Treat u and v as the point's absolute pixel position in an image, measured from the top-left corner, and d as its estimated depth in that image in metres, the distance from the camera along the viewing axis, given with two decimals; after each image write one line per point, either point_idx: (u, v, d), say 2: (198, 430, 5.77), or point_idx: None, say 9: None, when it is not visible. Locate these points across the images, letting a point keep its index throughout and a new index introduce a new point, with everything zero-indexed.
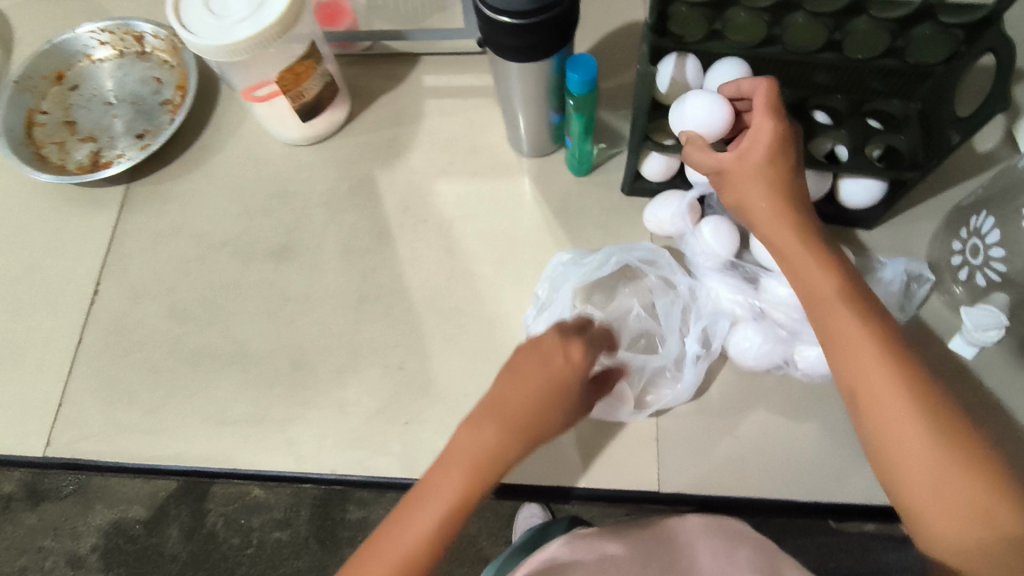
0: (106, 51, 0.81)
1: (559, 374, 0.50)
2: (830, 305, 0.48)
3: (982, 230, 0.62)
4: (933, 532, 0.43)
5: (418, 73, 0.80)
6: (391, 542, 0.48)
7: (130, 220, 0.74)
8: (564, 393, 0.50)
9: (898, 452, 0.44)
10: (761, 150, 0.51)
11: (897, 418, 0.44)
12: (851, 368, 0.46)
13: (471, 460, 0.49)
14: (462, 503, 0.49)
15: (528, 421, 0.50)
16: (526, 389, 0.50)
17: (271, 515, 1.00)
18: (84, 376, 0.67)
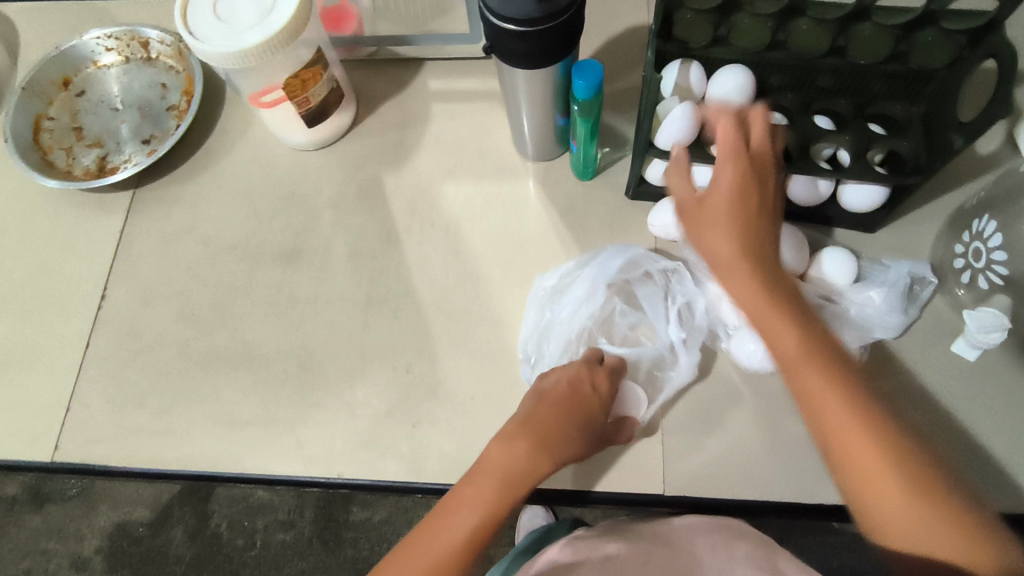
0: (112, 57, 0.81)
1: (587, 399, 0.56)
2: (792, 344, 0.46)
3: (984, 234, 0.63)
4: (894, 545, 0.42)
5: (423, 77, 0.80)
6: (418, 556, 0.45)
7: (137, 225, 0.75)
8: (591, 416, 0.55)
9: (875, 495, 0.42)
10: (724, 193, 0.51)
11: (867, 460, 0.42)
12: (816, 410, 0.44)
13: (506, 477, 0.49)
14: (495, 515, 0.48)
15: (562, 442, 0.52)
16: (558, 414, 0.54)
17: (276, 516, 1.00)
18: (93, 380, 0.68)
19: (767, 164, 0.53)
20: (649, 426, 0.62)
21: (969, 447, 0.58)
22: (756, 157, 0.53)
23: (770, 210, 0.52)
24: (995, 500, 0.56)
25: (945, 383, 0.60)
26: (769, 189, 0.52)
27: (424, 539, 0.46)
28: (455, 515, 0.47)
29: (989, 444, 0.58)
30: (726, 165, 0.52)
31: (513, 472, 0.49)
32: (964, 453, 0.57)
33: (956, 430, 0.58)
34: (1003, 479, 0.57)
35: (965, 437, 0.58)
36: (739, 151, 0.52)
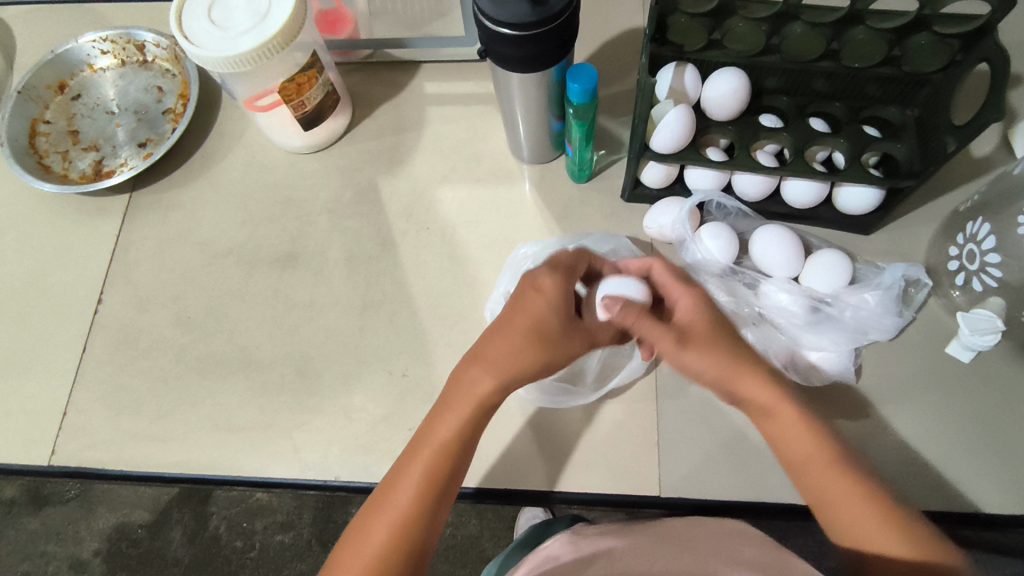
0: (107, 60, 0.81)
1: (536, 312, 0.51)
2: (795, 439, 0.48)
3: (978, 236, 0.62)
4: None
5: (420, 81, 0.80)
6: (364, 540, 0.46)
7: (134, 229, 0.75)
8: (547, 329, 0.51)
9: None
10: (700, 312, 0.52)
11: (878, 537, 0.45)
12: (825, 492, 0.47)
13: (456, 418, 0.49)
14: (449, 462, 0.49)
15: (514, 361, 0.50)
16: (502, 335, 0.51)
17: (274, 518, 1.00)
18: (90, 385, 0.68)
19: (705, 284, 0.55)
20: (645, 429, 0.62)
21: (963, 449, 0.58)
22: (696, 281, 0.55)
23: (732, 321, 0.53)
24: (989, 501, 0.56)
25: (939, 386, 0.60)
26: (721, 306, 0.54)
27: (388, 494, 0.48)
28: (414, 468, 0.48)
29: (983, 446, 0.58)
30: (682, 291, 0.53)
31: (464, 407, 0.50)
32: (958, 455, 0.58)
33: (949, 431, 0.58)
34: (998, 480, 0.57)
35: (960, 439, 0.58)
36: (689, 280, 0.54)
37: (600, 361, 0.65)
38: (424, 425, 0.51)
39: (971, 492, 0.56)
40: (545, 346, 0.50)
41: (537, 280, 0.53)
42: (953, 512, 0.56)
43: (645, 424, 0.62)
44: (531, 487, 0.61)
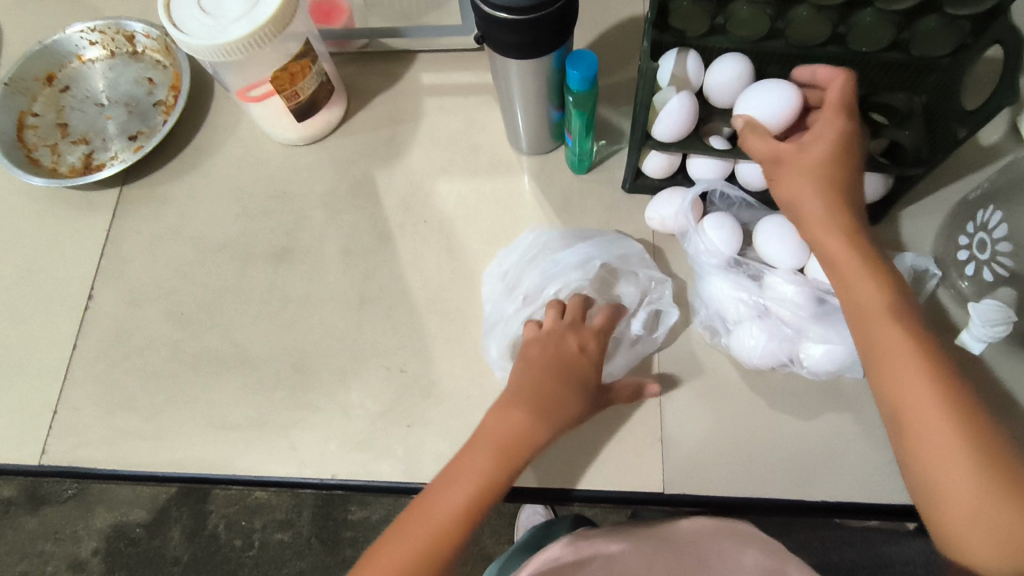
0: (96, 52, 0.80)
1: (575, 360, 0.57)
2: (884, 336, 0.47)
3: (988, 225, 0.60)
4: (944, 488, 0.43)
5: (416, 71, 0.79)
6: (411, 520, 0.50)
7: (125, 223, 0.73)
8: (582, 380, 0.57)
9: (943, 480, 0.44)
10: (823, 146, 0.52)
11: (943, 441, 0.44)
12: (895, 387, 0.46)
13: (496, 437, 0.53)
14: (488, 482, 0.51)
15: (551, 402, 0.55)
16: (543, 374, 0.56)
17: (274, 516, 0.99)
18: (82, 382, 0.67)
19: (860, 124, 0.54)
20: (648, 424, 0.61)
21: None
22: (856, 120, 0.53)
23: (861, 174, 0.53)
24: None
25: None
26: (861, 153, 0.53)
27: (430, 498, 0.51)
28: (462, 477, 0.52)
29: None
30: (834, 116, 0.53)
31: (506, 434, 0.53)
32: None
33: None
34: None
35: None
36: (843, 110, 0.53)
37: None
38: (463, 450, 0.54)
39: None
40: (580, 397, 0.56)
41: (579, 330, 0.59)
42: None
43: (648, 419, 0.61)
44: (532, 484, 0.59)
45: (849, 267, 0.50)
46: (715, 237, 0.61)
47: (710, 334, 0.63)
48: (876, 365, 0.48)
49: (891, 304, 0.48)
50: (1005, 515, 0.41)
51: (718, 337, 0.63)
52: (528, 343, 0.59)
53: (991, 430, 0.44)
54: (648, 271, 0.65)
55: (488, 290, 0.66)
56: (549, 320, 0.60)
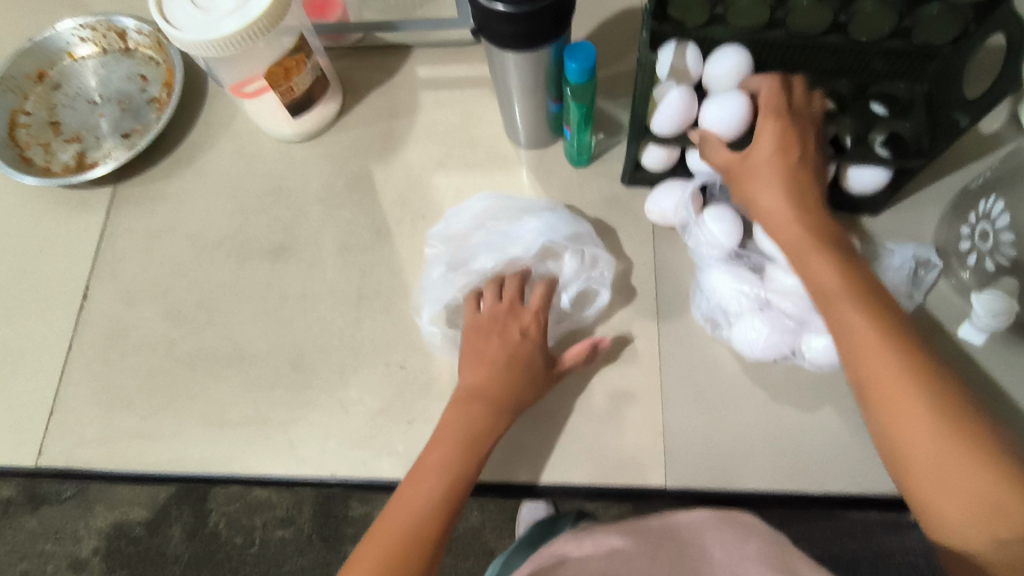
0: (88, 48, 0.79)
1: (516, 346, 0.59)
2: (843, 315, 0.48)
3: (991, 215, 0.61)
4: (916, 463, 0.44)
5: (412, 64, 0.78)
6: (389, 523, 0.51)
7: (120, 222, 0.73)
8: (523, 365, 0.58)
9: (908, 451, 0.44)
10: (765, 147, 0.54)
11: (904, 410, 0.44)
12: (857, 362, 0.47)
13: (456, 432, 0.55)
14: (457, 476, 0.53)
15: (502, 396, 0.57)
16: (496, 367, 0.58)
17: (274, 513, 0.99)
18: (78, 383, 0.66)
19: (804, 120, 0.55)
20: (649, 419, 0.60)
21: None
22: (798, 119, 0.55)
23: (812, 170, 0.55)
24: None
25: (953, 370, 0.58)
26: (808, 146, 0.55)
27: (403, 498, 0.52)
28: (433, 473, 0.53)
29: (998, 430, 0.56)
30: (770, 120, 0.54)
31: (468, 427, 0.55)
32: None
33: None
34: None
35: None
36: (783, 112, 0.55)
37: None
38: (430, 446, 0.56)
39: None
40: (524, 380, 0.58)
41: (517, 314, 0.61)
42: None
43: (650, 413, 0.61)
44: (534, 480, 0.59)
45: (803, 251, 0.52)
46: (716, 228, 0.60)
47: (711, 327, 0.63)
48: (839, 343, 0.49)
49: (844, 282, 0.49)
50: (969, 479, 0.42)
51: (718, 330, 0.63)
52: (469, 335, 0.61)
53: (953, 398, 0.44)
54: (595, 249, 0.64)
55: (431, 252, 0.67)
56: (487, 302, 0.61)
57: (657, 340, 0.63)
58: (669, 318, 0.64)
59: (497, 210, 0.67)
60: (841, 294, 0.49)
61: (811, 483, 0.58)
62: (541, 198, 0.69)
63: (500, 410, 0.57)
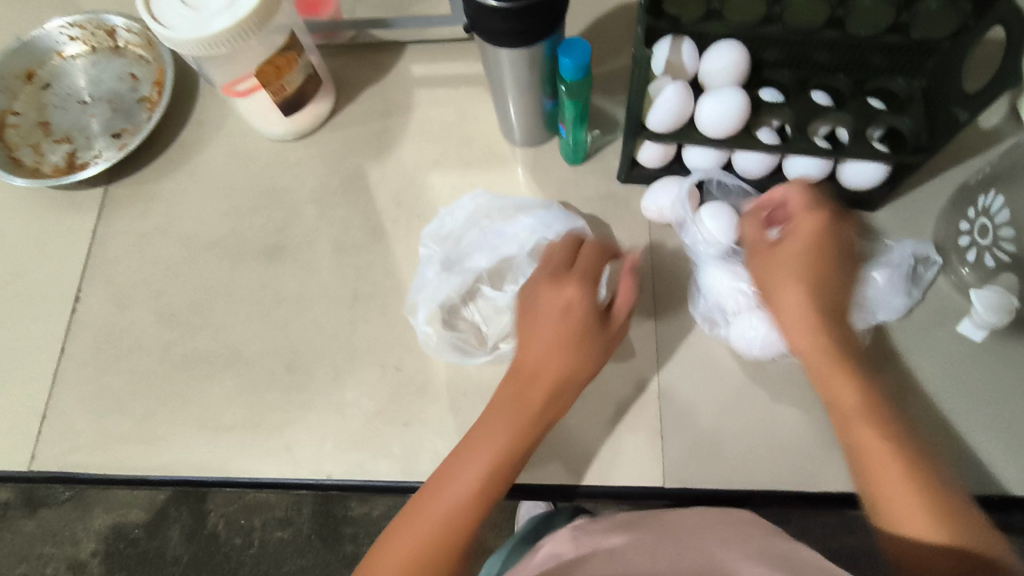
0: (78, 47, 0.78)
1: (565, 321, 0.52)
2: (841, 391, 0.49)
3: (991, 210, 0.60)
4: (878, 496, 0.45)
5: (406, 62, 0.77)
6: (421, 518, 0.48)
7: (111, 223, 0.72)
8: (576, 341, 0.52)
9: (898, 524, 0.44)
10: (798, 241, 0.52)
11: (894, 486, 0.45)
12: (855, 439, 0.47)
13: (498, 423, 0.51)
14: (499, 465, 0.50)
15: (554, 378, 0.52)
16: (545, 338, 0.52)
17: (273, 514, 0.98)
18: (71, 386, 0.65)
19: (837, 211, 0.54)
20: (647, 419, 0.60)
21: (976, 433, 0.56)
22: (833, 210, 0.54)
23: (847, 260, 0.52)
24: (1005, 484, 0.55)
25: (953, 368, 0.58)
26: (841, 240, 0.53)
27: (429, 497, 0.49)
28: (473, 463, 0.50)
29: (998, 427, 0.56)
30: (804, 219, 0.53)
31: (511, 420, 0.51)
32: (971, 439, 0.56)
33: (961, 414, 0.57)
34: (1012, 462, 0.55)
35: (973, 419, 0.56)
36: (815, 204, 0.53)
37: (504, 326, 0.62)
38: (467, 441, 0.52)
39: (986, 476, 0.55)
40: (575, 357, 0.52)
41: (563, 283, 0.54)
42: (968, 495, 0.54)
43: (648, 413, 0.60)
44: (532, 482, 0.59)
45: (785, 285, 0.52)
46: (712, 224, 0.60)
47: (709, 325, 0.62)
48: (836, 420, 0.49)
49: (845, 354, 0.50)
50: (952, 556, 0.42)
51: (716, 328, 0.62)
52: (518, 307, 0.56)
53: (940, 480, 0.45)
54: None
55: (425, 251, 0.66)
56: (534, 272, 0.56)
57: (655, 339, 0.63)
58: (666, 316, 0.64)
59: (493, 209, 0.67)
60: (821, 334, 0.50)
61: (811, 483, 0.57)
62: (540, 198, 0.68)
63: (549, 388, 0.52)
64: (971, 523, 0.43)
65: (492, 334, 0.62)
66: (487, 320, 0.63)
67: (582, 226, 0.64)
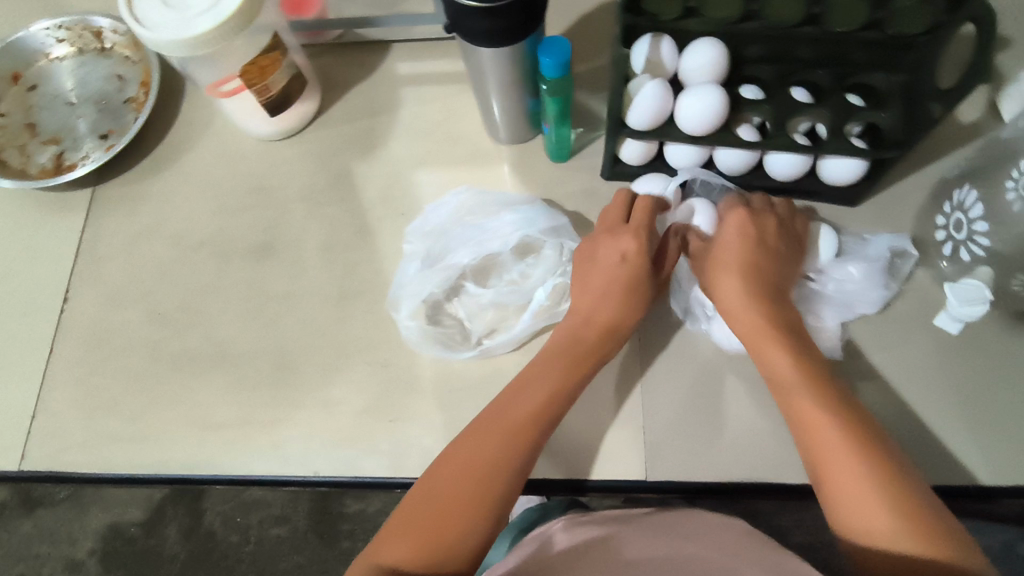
0: (64, 49, 0.78)
1: (620, 266, 0.59)
2: (774, 358, 0.52)
3: (964, 204, 0.62)
4: (818, 457, 0.46)
5: (391, 60, 0.78)
6: (452, 463, 0.49)
7: (100, 224, 0.72)
8: (632, 284, 0.58)
9: (830, 473, 0.44)
10: (731, 234, 0.58)
11: (824, 436, 0.46)
12: (790, 402, 0.49)
13: (552, 364, 0.55)
14: (541, 409, 0.52)
15: (610, 318, 0.58)
16: (601, 286, 0.58)
17: (270, 511, 0.96)
18: (62, 386, 0.66)
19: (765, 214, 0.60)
20: (631, 414, 0.61)
21: (952, 423, 0.57)
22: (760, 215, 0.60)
23: (777, 255, 0.58)
24: (980, 474, 0.56)
25: (932, 360, 0.59)
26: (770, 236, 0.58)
27: (463, 445, 0.50)
28: (513, 409, 0.52)
29: (974, 419, 0.57)
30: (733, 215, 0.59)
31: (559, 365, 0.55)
32: (947, 430, 0.57)
33: (936, 405, 0.58)
34: (988, 452, 0.56)
35: (948, 409, 0.58)
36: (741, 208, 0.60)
37: (488, 322, 0.64)
38: (516, 387, 0.54)
39: (960, 467, 0.56)
40: (630, 302, 0.58)
41: (619, 235, 0.60)
42: (943, 485, 0.55)
43: (632, 408, 0.61)
44: None
45: (721, 271, 0.57)
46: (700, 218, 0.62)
47: (690, 321, 0.63)
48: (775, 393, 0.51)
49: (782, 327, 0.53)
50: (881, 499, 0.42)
51: (697, 324, 0.63)
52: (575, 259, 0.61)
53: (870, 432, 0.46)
54: (573, 243, 0.64)
55: (410, 247, 0.67)
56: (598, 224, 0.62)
57: (637, 334, 0.64)
58: (649, 312, 0.64)
59: (476, 206, 0.68)
60: (753, 311, 0.54)
61: (793, 475, 0.58)
62: (522, 195, 0.69)
63: (599, 334, 0.57)
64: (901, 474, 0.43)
65: (477, 330, 0.63)
66: (472, 317, 0.64)
67: (567, 226, 0.65)
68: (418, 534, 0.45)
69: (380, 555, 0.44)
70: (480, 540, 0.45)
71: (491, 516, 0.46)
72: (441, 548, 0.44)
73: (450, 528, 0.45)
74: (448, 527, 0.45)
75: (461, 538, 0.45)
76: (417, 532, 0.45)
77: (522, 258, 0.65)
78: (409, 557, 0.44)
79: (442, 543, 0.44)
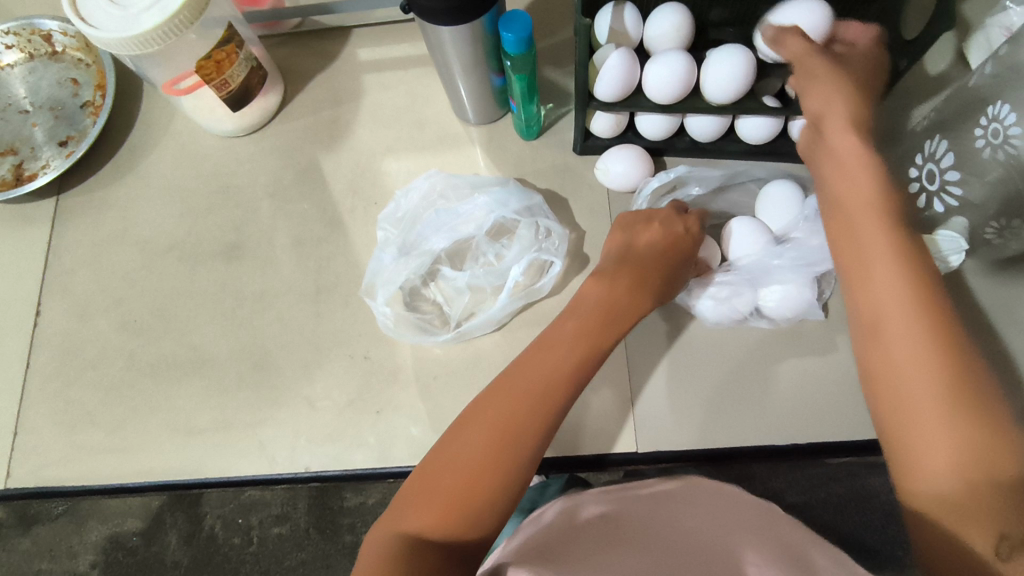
0: (13, 56, 0.75)
1: (681, 236, 0.58)
2: (863, 220, 0.43)
3: (936, 155, 0.60)
4: (888, 338, 0.39)
5: (352, 47, 0.76)
6: (477, 424, 0.46)
7: (64, 234, 0.71)
8: (683, 252, 0.58)
9: (903, 412, 0.38)
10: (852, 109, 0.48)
11: (895, 316, 0.39)
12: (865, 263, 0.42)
13: (586, 322, 0.53)
14: (572, 376, 0.49)
15: (651, 279, 0.56)
16: (650, 252, 0.57)
17: (269, 511, 0.84)
18: (39, 402, 0.65)
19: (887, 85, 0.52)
20: (620, 388, 0.61)
21: None
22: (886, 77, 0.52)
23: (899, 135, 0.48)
24: None
25: None
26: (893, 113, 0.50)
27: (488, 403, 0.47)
28: (547, 369, 0.49)
29: None
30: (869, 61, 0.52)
31: (590, 329, 0.52)
32: None
33: None
34: None
35: None
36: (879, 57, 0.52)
37: (465, 305, 0.64)
38: (539, 349, 0.51)
39: None
40: (677, 270, 0.57)
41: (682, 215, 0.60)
42: None
43: (617, 382, 0.61)
44: None
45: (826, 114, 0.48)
46: (704, 75, 0.56)
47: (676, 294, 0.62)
48: (852, 254, 0.43)
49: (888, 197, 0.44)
50: (961, 452, 0.35)
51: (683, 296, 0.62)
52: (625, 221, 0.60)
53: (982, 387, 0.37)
54: (546, 222, 0.63)
55: (383, 235, 0.65)
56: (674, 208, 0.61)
57: None
58: None
59: (447, 189, 0.66)
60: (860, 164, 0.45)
61: (784, 437, 0.59)
62: (494, 176, 0.68)
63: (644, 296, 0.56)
64: (1006, 436, 0.35)
65: (455, 314, 0.63)
66: (449, 301, 0.64)
67: (542, 204, 0.64)
68: (442, 505, 0.43)
69: (399, 527, 0.42)
70: (506, 510, 0.44)
71: (515, 489, 0.44)
72: (465, 518, 0.43)
73: (477, 501, 0.43)
74: (473, 499, 0.43)
75: (487, 509, 0.43)
76: (438, 501, 0.43)
77: (497, 239, 0.65)
78: (433, 525, 0.42)
79: (466, 516, 0.43)
